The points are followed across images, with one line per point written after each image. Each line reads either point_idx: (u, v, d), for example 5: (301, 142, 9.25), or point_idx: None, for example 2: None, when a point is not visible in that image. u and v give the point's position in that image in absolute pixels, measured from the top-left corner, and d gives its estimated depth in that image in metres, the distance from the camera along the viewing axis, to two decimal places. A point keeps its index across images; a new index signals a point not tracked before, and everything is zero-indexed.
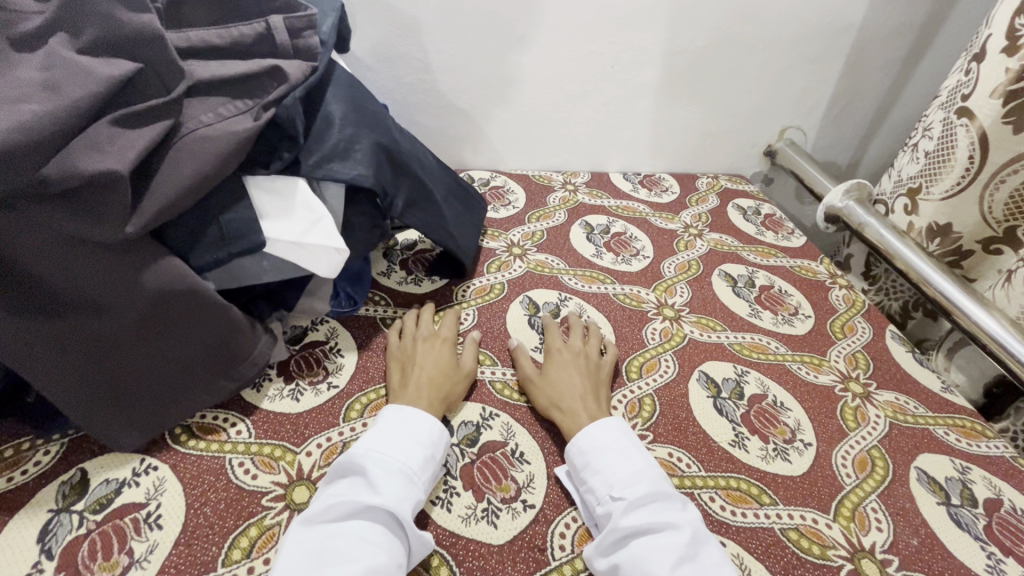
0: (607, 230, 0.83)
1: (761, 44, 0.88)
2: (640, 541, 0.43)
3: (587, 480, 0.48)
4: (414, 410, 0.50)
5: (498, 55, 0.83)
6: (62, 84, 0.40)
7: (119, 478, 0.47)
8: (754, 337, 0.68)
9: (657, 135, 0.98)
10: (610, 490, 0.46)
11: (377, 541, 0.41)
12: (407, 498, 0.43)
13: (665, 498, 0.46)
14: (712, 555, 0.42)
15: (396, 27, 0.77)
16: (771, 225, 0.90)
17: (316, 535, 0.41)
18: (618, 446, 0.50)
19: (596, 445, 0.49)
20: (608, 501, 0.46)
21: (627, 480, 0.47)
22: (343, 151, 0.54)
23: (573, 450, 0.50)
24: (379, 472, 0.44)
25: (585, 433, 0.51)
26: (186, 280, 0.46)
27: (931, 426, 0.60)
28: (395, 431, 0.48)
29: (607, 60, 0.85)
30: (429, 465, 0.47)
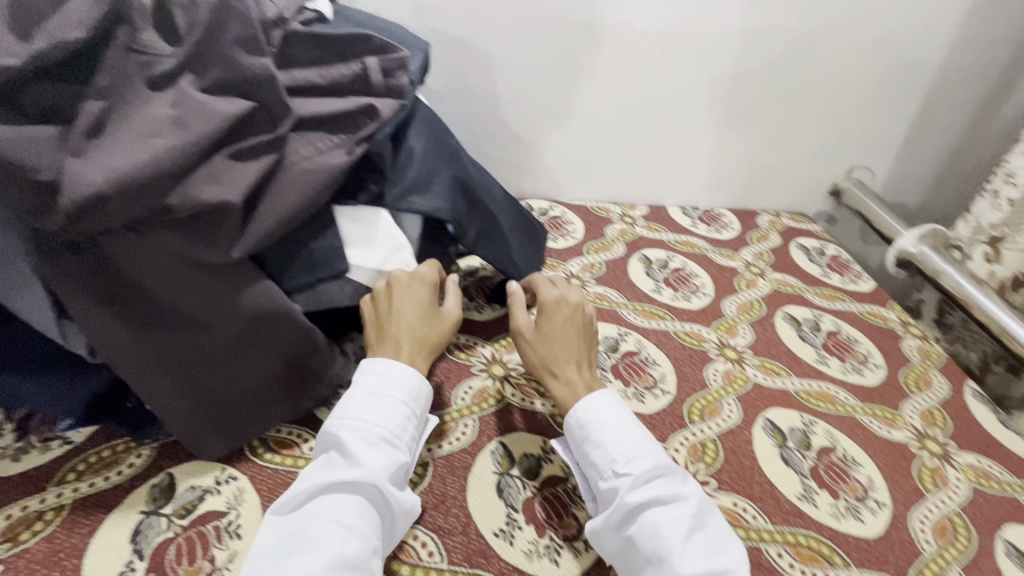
0: (666, 264, 0.83)
1: (832, 84, 0.88)
2: (649, 517, 0.45)
3: (590, 453, 0.50)
4: (395, 365, 0.50)
5: (567, 91, 0.85)
6: (190, 122, 0.44)
7: (202, 486, 0.49)
8: (821, 385, 0.66)
9: (719, 170, 0.97)
10: (614, 465, 0.48)
11: (358, 515, 0.43)
12: (386, 467, 0.44)
13: (667, 471, 0.48)
14: (714, 522, 0.46)
15: (471, 62, 0.81)
16: (837, 267, 0.88)
17: (292, 516, 0.43)
18: (614, 416, 0.51)
19: (595, 417, 0.51)
20: (613, 476, 0.48)
21: (630, 454, 0.48)
22: (423, 184, 0.56)
23: (574, 423, 0.51)
24: (358, 443, 0.45)
25: (584, 407, 0.51)
26: (277, 302, 0.49)
27: (1017, 494, 0.57)
28: (371, 389, 0.48)
29: (673, 98, 0.86)
30: (407, 424, 0.48)
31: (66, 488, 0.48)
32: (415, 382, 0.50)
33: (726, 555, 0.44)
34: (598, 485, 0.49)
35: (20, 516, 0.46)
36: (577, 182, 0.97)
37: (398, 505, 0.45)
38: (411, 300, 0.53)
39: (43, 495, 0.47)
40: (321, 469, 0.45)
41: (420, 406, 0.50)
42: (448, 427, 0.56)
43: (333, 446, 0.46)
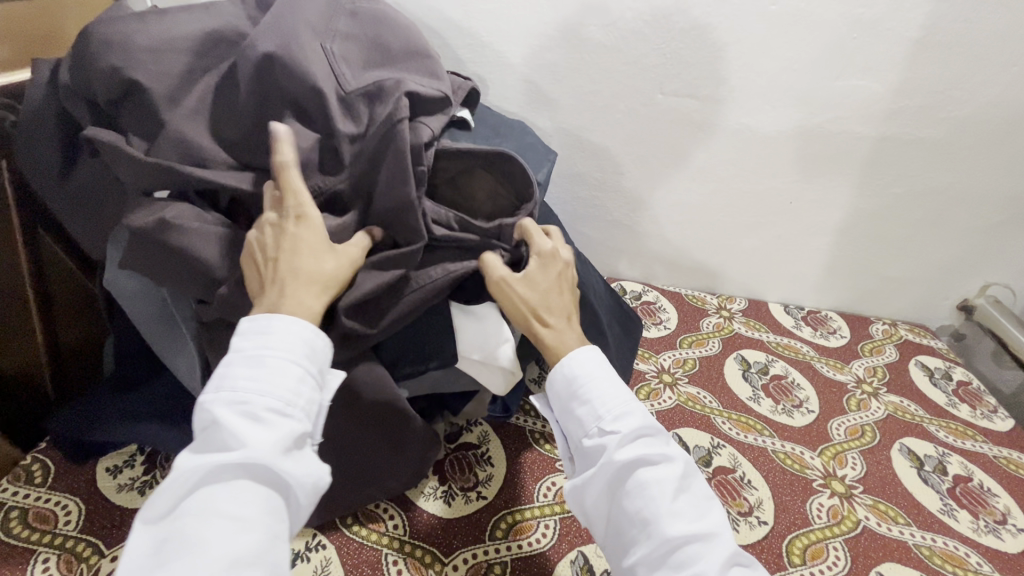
0: (765, 369, 0.79)
1: (972, 198, 0.82)
2: (638, 475, 0.45)
3: (578, 411, 0.49)
4: (269, 318, 0.42)
5: (674, 183, 0.85)
6: None
7: (294, 550, 0.52)
8: (947, 543, 0.58)
9: (831, 272, 0.91)
10: (602, 424, 0.48)
11: (250, 500, 0.37)
12: (279, 441, 0.38)
13: (653, 432, 0.48)
14: (699, 483, 0.46)
15: (582, 149, 0.83)
16: (967, 396, 0.79)
17: (162, 525, 0.36)
18: (603, 372, 0.51)
19: (584, 372, 0.50)
20: (599, 434, 0.48)
21: (617, 412, 0.48)
22: None
23: (561, 378, 0.51)
24: (239, 418, 0.38)
25: (573, 362, 0.51)
26: (386, 391, 0.51)
27: None
28: (254, 352, 0.41)
29: (786, 198, 0.84)
30: (302, 387, 0.41)
31: None
32: (308, 336, 0.43)
33: (710, 516, 0.44)
34: (584, 443, 0.49)
35: None
36: (675, 270, 0.95)
37: (297, 485, 0.39)
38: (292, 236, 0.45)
39: None
40: (195, 457, 0.37)
41: (315, 362, 0.43)
42: (529, 525, 0.56)
43: (208, 423, 0.39)
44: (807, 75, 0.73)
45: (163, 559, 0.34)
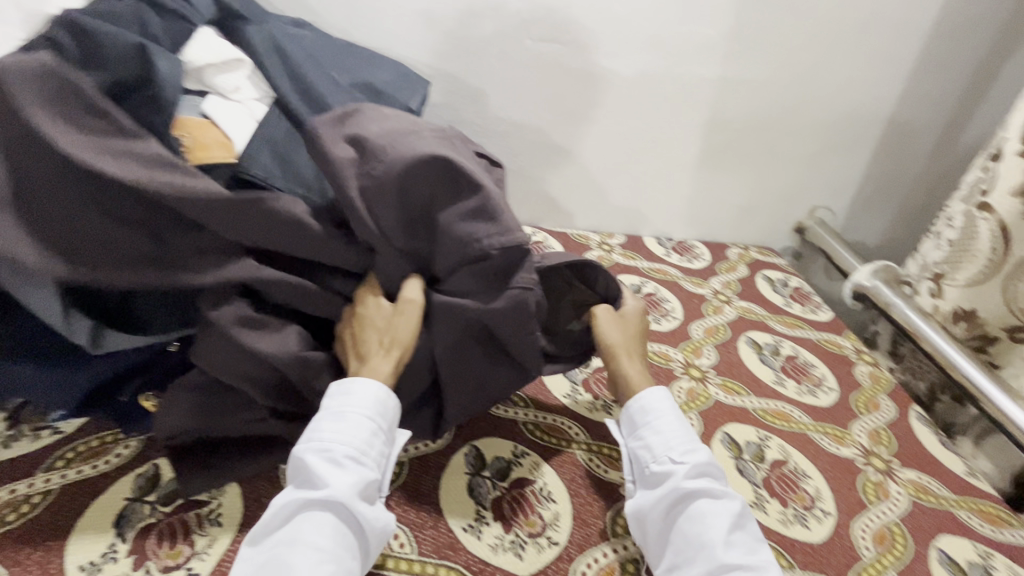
0: (639, 289, 0.88)
1: (796, 130, 0.96)
2: (700, 505, 0.49)
3: (648, 438, 0.54)
4: (353, 382, 0.51)
5: (550, 126, 0.92)
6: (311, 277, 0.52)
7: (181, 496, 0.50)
8: (779, 405, 0.70)
9: (693, 204, 1.03)
10: (671, 453, 0.52)
11: (328, 538, 0.44)
12: (352, 485, 0.46)
13: (717, 473, 0.52)
14: (752, 525, 0.50)
15: (462, 95, 0.88)
16: (799, 298, 0.93)
17: (264, 544, 0.45)
18: (673, 410, 0.56)
19: (657, 406, 0.55)
20: (668, 462, 0.52)
21: (686, 446, 0.53)
22: None
23: (636, 408, 0.56)
24: (323, 463, 0.47)
25: (646, 398, 0.56)
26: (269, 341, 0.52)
27: (955, 509, 0.59)
28: (338, 409, 0.50)
29: (648, 136, 0.94)
30: (374, 441, 0.49)
31: (54, 474, 0.50)
32: (381, 399, 0.51)
33: (759, 554, 0.48)
34: (649, 468, 0.53)
35: (9, 499, 0.48)
36: (562, 212, 1.02)
37: (368, 526, 0.46)
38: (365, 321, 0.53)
39: (31, 480, 0.49)
40: (291, 495, 0.46)
41: (387, 420, 0.51)
42: None
43: (299, 466, 0.47)
44: (652, 19, 0.82)
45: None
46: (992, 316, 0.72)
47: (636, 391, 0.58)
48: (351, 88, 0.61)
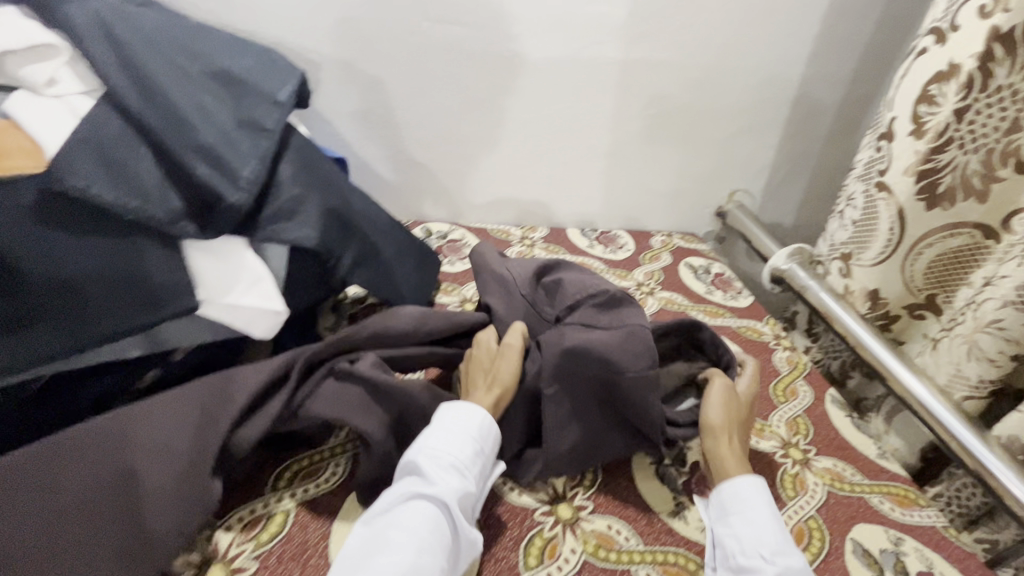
0: None
1: (708, 113, 0.94)
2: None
3: (734, 527, 0.47)
4: (472, 402, 0.51)
5: (458, 116, 0.86)
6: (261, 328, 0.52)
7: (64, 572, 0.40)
8: None
9: (614, 192, 1.01)
10: (761, 551, 0.45)
11: (428, 532, 0.42)
12: (457, 492, 0.45)
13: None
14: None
15: (359, 84, 0.81)
16: (721, 285, 0.92)
17: (371, 528, 0.44)
18: (769, 503, 0.48)
19: (750, 497, 0.48)
20: (757, 559, 0.45)
21: (780, 549, 0.45)
22: (290, 210, 0.54)
23: (728, 491, 0.49)
24: (434, 465, 0.46)
25: (739, 483, 0.49)
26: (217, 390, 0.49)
27: (867, 494, 0.60)
28: (455, 421, 0.49)
29: (562, 123, 0.90)
30: (478, 460, 0.48)
31: None
32: (485, 424, 0.50)
33: None
34: (734, 560, 0.46)
35: None
36: (480, 206, 0.98)
37: (460, 534, 0.44)
38: (478, 359, 0.57)
39: None
40: (395, 492, 0.45)
41: (489, 445, 0.50)
42: (316, 469, 0.54)
43: (411, 468, 0.47)
44: None
45: (372, 555, 0.41)
46: (893, 295, 0.74)
47: (733, 476, 0.50)
48: (203, 78, 0.52)
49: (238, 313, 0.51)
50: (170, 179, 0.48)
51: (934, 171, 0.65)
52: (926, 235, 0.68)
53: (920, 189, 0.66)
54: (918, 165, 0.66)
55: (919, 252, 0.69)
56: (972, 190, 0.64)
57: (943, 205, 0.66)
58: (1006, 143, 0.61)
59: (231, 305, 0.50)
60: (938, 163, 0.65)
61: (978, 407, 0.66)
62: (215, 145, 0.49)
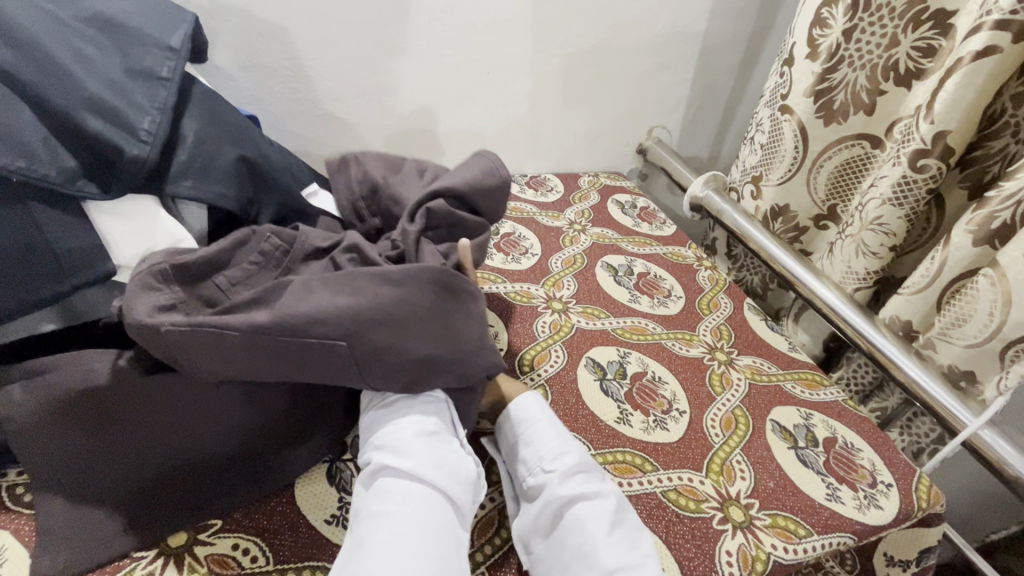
0: (497, 231, 0.86)
1: (624, 51, 0.96)
2: (576, 511, 0.45)
3: (519, 452, 0.50)
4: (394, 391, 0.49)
5: (373, 64, 0.84)
6: None
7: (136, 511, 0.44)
8: (634, 320, 0.73)
9: (538, 136, 1.03)
10: (542, 463, 0.48)
11: (427, 518, 0.41)
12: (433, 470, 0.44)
13: (590, 471, 0.48)
14: (633, 517, 0.46)
15: (260, 34, 0.76)
16: (646, 217, 0.98)
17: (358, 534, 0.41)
18: (546, 416, 0.52)
19: (524, 417, 0.52)
20: (542, 473, 0.48)
21: (557, 452, 0.49)
22: (201, 167, 0.51)
23: (507, 423, 0.52)
24: (391, 456, 0.45)
25: (512, 411, 0.53)
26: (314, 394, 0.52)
27: (782, 381, 0.68)
28: (386, 415, 0.48)
29: (481, 67, 0.89)
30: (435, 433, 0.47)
31: None
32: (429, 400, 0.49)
33: (641, 548, 0.43)
34: (526, 483, 0.49)
35: None
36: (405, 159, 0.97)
37: (454, 500, 0.44)
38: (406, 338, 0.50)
39: None
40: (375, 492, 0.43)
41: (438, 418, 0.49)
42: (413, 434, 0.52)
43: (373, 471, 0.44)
44: None
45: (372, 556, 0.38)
46: (800, 207, 0.81)
47: (508, 404, 0.54)
48: (76, 23, 0.47)
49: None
50: (58, 136, 0.44)
51: (829, 89, 0.71)
52: (823, 149, 0.75)
53: (820, 107, 0.73)
54: (813, 86, 0.72)
55: (821, 163, 0.76)
56: (860, 104, 0.70)
57: (837, 120, 0.73)
58: (887, 58, 0.67)
59: None
60: (832, 82, 0.71)
61: (865, 297, 0.75)
62: (105, 96, 0.45)
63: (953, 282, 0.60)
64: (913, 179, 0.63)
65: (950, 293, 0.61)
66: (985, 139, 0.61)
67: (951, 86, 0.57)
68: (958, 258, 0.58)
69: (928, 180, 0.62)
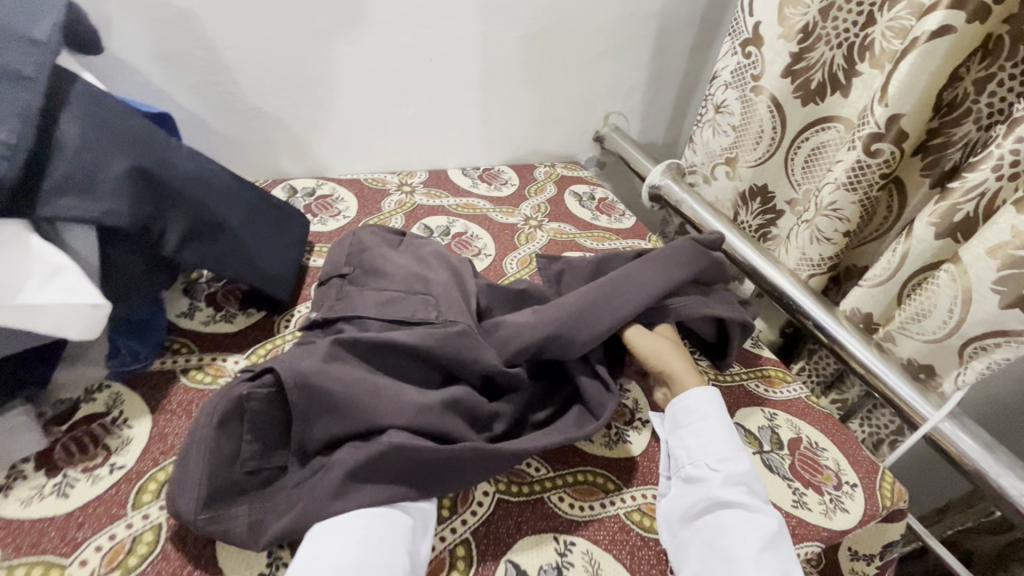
0: (447, 231, 0.81)
1: (576, 34, 0.90)
2: (731, 517, 0.44)
3: (685, 440, 0.51)
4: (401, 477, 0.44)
5: (301, 52, 0.76)
6: (70, 330, 0.42)
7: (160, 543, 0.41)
8: None
9: (489, 126, 0.97)
10: (707, 460, 0.48)
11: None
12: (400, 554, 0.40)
13: (756, 488, 0.47)
14: (790, 550, 0.44)
15: (167, 19, 0.67)
16: (605, 209, 0.94)
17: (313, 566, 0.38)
18: (722, 417, 0.51)
19: (699, 411, 0.52)
20: (704, 468, 0.48)
21: (725, 455, 0.48)
22: (84, 182, 0.44)
23: (680, 407, 0.53)
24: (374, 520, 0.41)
25: (690, 398, 0.53)
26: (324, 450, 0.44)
27: (745, 380, 0.66)
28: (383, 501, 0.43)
29: (424, 54, 0.82)
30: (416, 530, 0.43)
31: None
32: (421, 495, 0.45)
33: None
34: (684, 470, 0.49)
35: None
36: (346, 155, 0.90)
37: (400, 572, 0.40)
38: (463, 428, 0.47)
39: None
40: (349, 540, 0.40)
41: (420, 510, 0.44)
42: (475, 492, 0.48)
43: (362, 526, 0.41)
44: None
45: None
46: (779, 189, 0.79)
47: (685, 389, 0.54)
48: None
49: (42, 317, 0.41)
50: None
51: (806, 69, 0.69)
52: (805, 128, 0.72)
53: (798, 88, 0.70)
54: (793, 65, 0.69)
55: (798, 145, 0.74)
56: (837, 84, 0.68)
57: (816, 100, 0.70)
58: (863, 37, 0.65)
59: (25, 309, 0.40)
60: (809, 62, 0.68)
61: (819, 283, 0.74)
62: None
63: (916, 273, 0.59)
64: (866, 163, 0.61)
65: (911, 285, 0.60)
66: (946, 127, 0.59)
67: (904, 68, 0.54)
68: (920, 250, 0.57)
69: (881, 164, 0.60)
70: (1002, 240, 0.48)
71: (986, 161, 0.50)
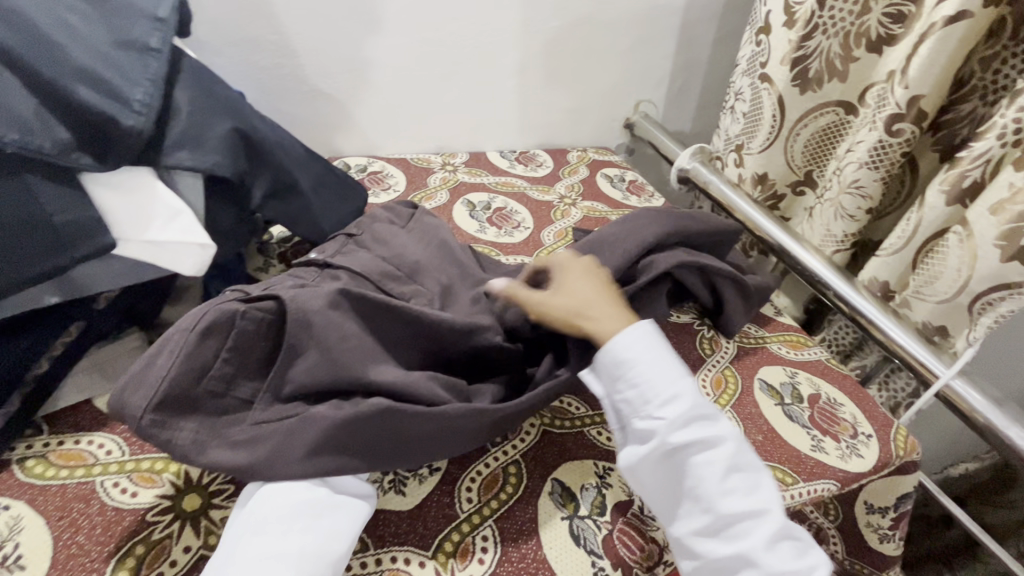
0: (489, 205, 0.87)
1: (608, 24, 0.96)
2: (694, 458, 0.46)
3: (624, 389, 0.49)
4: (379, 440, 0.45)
5: (356, 38, 0.83)
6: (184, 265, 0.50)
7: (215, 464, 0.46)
8: None
9: (525, 111, 1.03)
10: (652, 408, 0.48)
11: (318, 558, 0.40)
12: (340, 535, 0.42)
13: (703, 416, 0.47)
14: (751, 458, 0.47)
15: (242, 6, 0.75)
16: (635, 190, 0.99)
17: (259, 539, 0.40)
18: (652, 352, 0.50)
19: (628, 353, 0.50)
20: (649, 417, 0.48)
21: (664, 396, 0.48)
22: (193, 139, 0.51)
23: (608, 357, 0.50)
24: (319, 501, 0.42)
25: (615, 344, 0.50)
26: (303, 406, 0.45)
27: (768, 343, 0.70)
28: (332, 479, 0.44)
29: (467, 41, 0.89)
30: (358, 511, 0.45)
31: None
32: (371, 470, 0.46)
33: (761, 494, 0.45)
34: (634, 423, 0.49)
35: None
36: (393, 136, 0.97)
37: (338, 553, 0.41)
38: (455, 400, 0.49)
39: None
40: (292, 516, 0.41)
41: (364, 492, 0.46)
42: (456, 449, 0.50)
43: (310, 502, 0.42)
44: None
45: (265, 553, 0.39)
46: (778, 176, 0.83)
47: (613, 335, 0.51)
48: None
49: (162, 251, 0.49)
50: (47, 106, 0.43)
51: (805, 58, 0.72)
52: (801, 117, 0.76)
53: (795, 76, 0.74)
54: (790, 55, 0.73)
55: (798, 131, 0.78)
56: (844, 71, 0.72)
57: (812, 89, 0.74)
58: (859, 25, 0.69)
59: (152, 243, 0.48)
60: (807, 51, 0.72)
61: (844, 258, 0.78)
62: (94, 66, 0.45)
63: (926, 242, 0.63)
64: (888, 142, 0.65)
65: (924, 251, 0.63)
66: (955, 102, 0.64)
67: (923, 49, 0.58)
68: (933, 218, 0.61)
69: (903, 143, 0.64)
70: (1007, 201, 0.53)
71: (992, 130, 0.54)
